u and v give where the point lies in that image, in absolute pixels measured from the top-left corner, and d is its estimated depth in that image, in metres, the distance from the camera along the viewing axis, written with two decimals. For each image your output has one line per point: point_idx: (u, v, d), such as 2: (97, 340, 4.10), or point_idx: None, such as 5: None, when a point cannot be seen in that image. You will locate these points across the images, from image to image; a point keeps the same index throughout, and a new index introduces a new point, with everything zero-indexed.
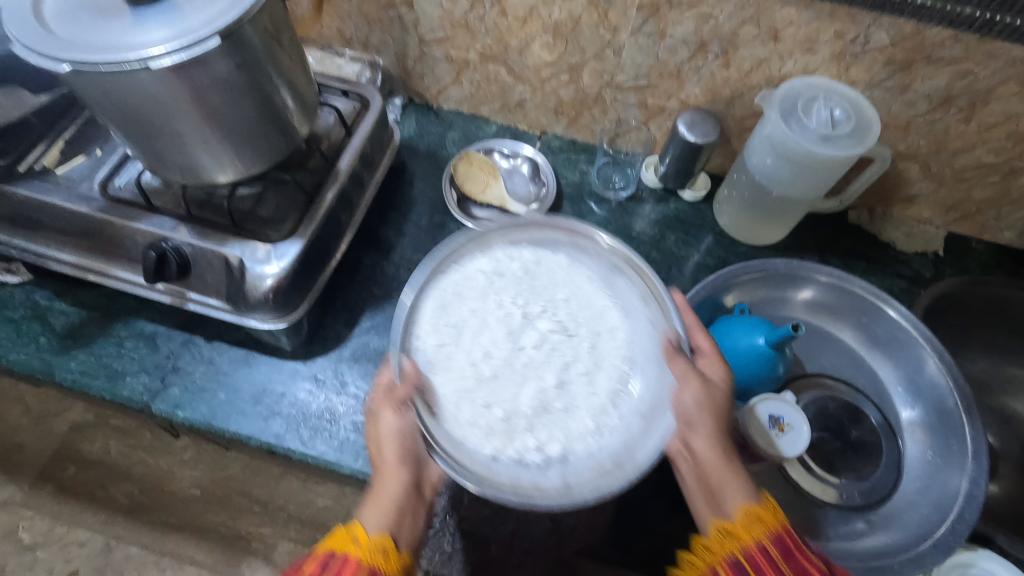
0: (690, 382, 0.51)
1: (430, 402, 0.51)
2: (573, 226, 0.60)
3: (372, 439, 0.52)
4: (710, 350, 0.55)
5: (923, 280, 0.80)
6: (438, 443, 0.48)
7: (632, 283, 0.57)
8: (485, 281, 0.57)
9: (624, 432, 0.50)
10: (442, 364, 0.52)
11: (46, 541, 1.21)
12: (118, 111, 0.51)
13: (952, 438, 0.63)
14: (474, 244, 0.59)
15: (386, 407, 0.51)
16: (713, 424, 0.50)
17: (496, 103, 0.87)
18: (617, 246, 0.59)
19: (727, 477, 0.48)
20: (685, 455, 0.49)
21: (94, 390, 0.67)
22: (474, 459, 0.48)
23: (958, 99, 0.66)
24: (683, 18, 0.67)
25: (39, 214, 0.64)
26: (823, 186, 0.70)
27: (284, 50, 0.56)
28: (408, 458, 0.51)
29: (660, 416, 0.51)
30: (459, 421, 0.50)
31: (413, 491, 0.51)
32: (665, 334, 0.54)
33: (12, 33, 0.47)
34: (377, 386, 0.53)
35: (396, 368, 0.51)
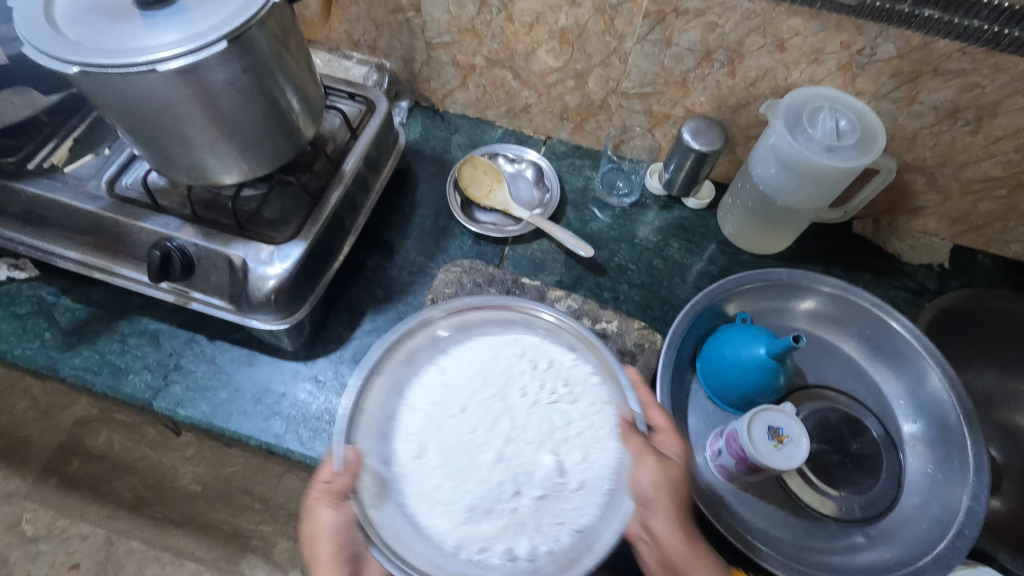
0: (647, 461, 0.52)
1: (375, 487, 0.52)
2: (509, 303, 0.62)
3: (308, 535, 0.52)
4: (668, 424, 0.56)
5: (928, 292, 0.80)
6: (378, 534, 0.50)
7: (587, 363, 0.60)
8: (447, 376, 0.59)
9: (585, 512, 0.52)
10: (410, 478, 0.53)
11: (49, 534, 1.22)
12: (125, 112, 0.51)
13: (954, 452, 0.63)
14: (407, 367, 0.59)
15: (321, 502, 0.51)
16: (670, 506, 0.51)
17: (501, 108, 0.87)
18: (572, 326, 0.61)
19: (690, 553, 0.51)
20: (646, 536, 0.52)
21: (96, 386, 0.67)
22: (422, 553, 0.50)
23: (965, 112, 0.65)
24: (689, 26, 0.67)
25: (47, 211, 0.65)
26: (828, 196, 0.69)
27: (291, 54, 0.56)
28: (346, 556, 0.52)
29: (618, 500, 0.52)
30: (416, 507, 0.52)
31: (349, 569, 0.52)
32: (623, 413, 0.56)
33: (22, 33, 0.47)
34: (316, 482, 0.52)
35: (338, 459, 0.52)
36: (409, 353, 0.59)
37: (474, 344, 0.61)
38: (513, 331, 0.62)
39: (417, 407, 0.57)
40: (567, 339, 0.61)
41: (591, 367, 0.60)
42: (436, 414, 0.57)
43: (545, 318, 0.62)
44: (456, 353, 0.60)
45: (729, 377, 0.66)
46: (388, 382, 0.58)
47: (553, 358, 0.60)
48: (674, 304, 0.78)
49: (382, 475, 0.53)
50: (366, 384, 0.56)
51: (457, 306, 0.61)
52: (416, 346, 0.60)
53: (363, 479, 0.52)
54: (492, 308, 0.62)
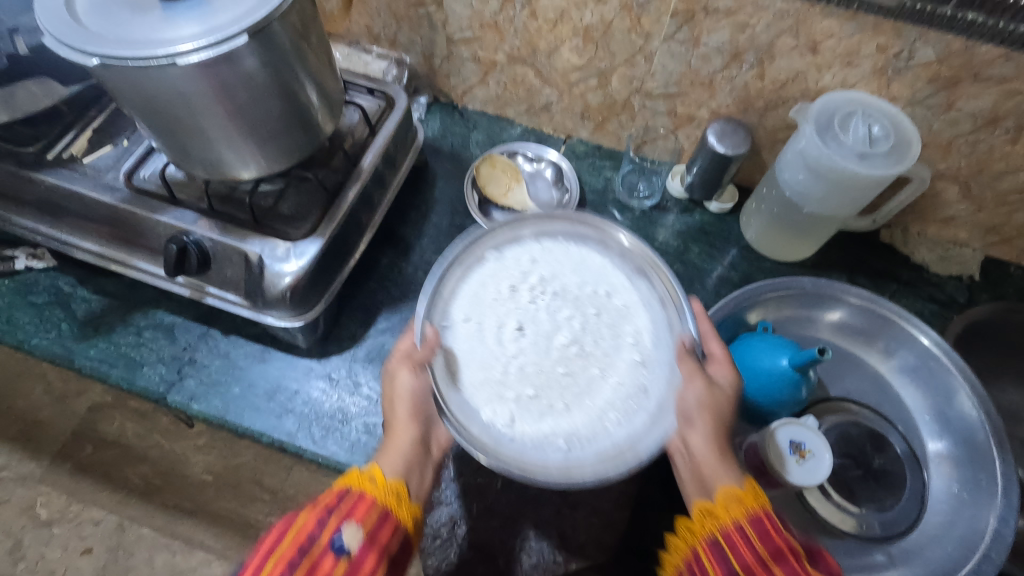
0: (696, 380, 0.51)
1: (446, 368, 0.53)
2: (583, 215, 0.61)
3: (386, 399, 0.53)
4: (722, 356, 0.55)
5: (956, 304, 0.77)
6: (446, 407, 0.50)
7: (652, 286, 0.58)
8: (525, 266, 0.58)
9: (632, 419, 0.51)
10: (471, 346, 0.54)
11: (62, 518, 1.24)
12: (144, 105, 0.51)
13: (980, 472, 0.61)
14: (506, 229, 0.60)
15: (403, 366, 0.53)
16: (712, 423, 0.50)
17: (522, 105, 0.86)
18: (640, 247, 0.59)
19: (717, 463, 0.48)
20: (684, 452, 0.50)
21: (111, 378, 0.68)
22: (483, 430, 0.50)
23: (1005, 120, 0.63)
24: (719, 26, 0.65)
25: (66, 202, 0.65)
26: (857, 204, 0.67)
27: (312, 48, 0.55)
28: (420, 415, 0.52)
29: (663, 416, 0.51)
30: (479, 393, 0.52)
31: (422, 449, 0.51)
32: (681, 338, 0.54)
33: (42, 23, 0.47)
34: (397, 349, 0.55)
35: (419, 332, 0.54)
36: (489, 248, 0.59)
37: (548, 248, 0.60)
38: (587, 245, 0.61)
39: (493, 294, 0.57)
40: (634, 263, 0.59)
41: (655, 289, 0.58)
42: (518, 288, 0.57)
43: (620, 239, 0.60)
44: (527, 243, 0.60)
45: (749, 387, 0.64)
46: (466, 271, 0.58)
47: (620, 276, 0.59)
48: None
49: (452, 353, 0.53)
50: (446, 272, 0.57)
51: (541, 217, 0.61)
52: (495, 240, 0.60)
53: (437, 358, 0.53)
54: (572, 217, 0.62)
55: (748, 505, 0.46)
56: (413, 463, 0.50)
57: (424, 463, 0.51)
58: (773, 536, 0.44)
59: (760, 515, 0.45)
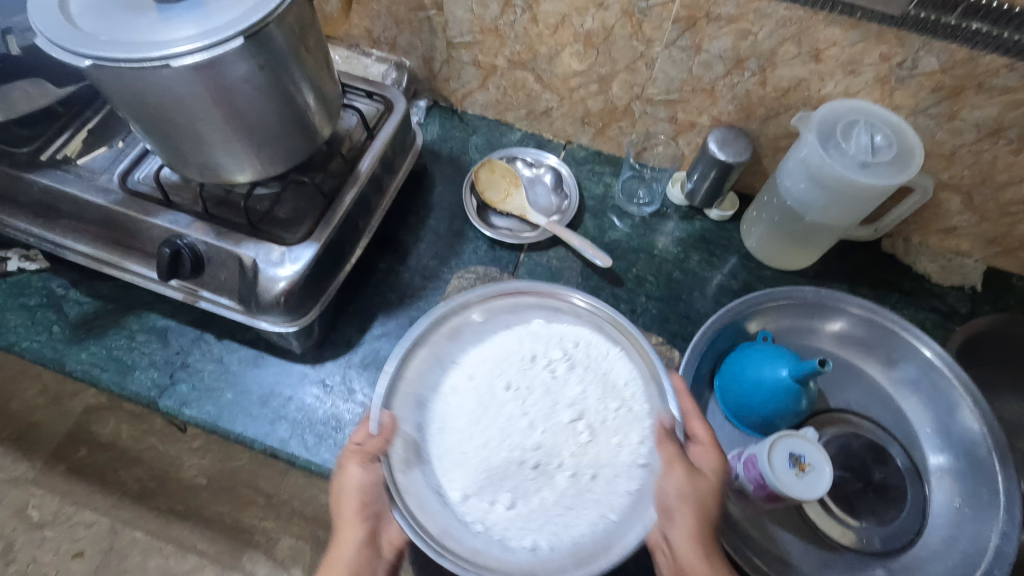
0: (677, 470, 0.51)
1: (405, 454, 0.53)
2: (553, 291, 0.63)
3: (334, 491, 0.52)
4: (710, 439, 0.53)
5: (958, 315, 0.77)
6: (404, 501, 0.51)
7: (634, 364, 0.59)
8: (495, 352, 0.60)
9: (604, 520, 0.52)
10: (454, 459, 0.55)
11: (54, 521, 1.22)
12: (139, 107, 0.50)
13: (983, 487, 0.60)
14: (482, 298, 0.61)
15: (353, 460, 0.52)
16: (693, 517, 0.49)
17: (522, 110, 0.85)
18: (596, 305, 0.62)
19: (705, 570, 0.47)
20: (664, 547, 0.50)
21: (102, 382, 0.67)
22: (446, 523, 0.52)
23: (1008, 131, 0.62)
24: (721, 33, 0.64)
25: (59, 204, 0.64)
26: (859, 214, 0.67)
27: (310, 52, 0.55)
28: (368, 513, 0.52)
29: (642, 508, 0.52)
30: (447, 485, 0.53)
31: (371, 548, 0.52)
32: (661, 421, 0.55)
33: (36, 24, 0.46)
34: (350, 441, 0.54)
35: (374, 422, 0.53)
36: (467, 342, 0.61)
37: (538, 325, 0.61)
38: (557, 318, 0.62)
39: (456, 390, 0.58)
40: (607, 331, 0.61)
41: (635, 368, 0.59)
42: (484, 376, 0.58)
43: (575, 303, 0.62)
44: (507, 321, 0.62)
45: (749, 398, 0.64)
46: (433, 356, 0.59)
47: (601, 346, 0.61)
48: (692, 318, 0.75)
49: (415, 439, 0.55)
50: (410, 354, 0.58)
51: (489, 292, 0.61)
52: (460, 323, 0.61)
53: (393, 446, 0.53)
54: (541, 296, 0.63)
55: None
56: (364, 569, 0.51)
57: (376, 564, 0.52)
58: None
59: None
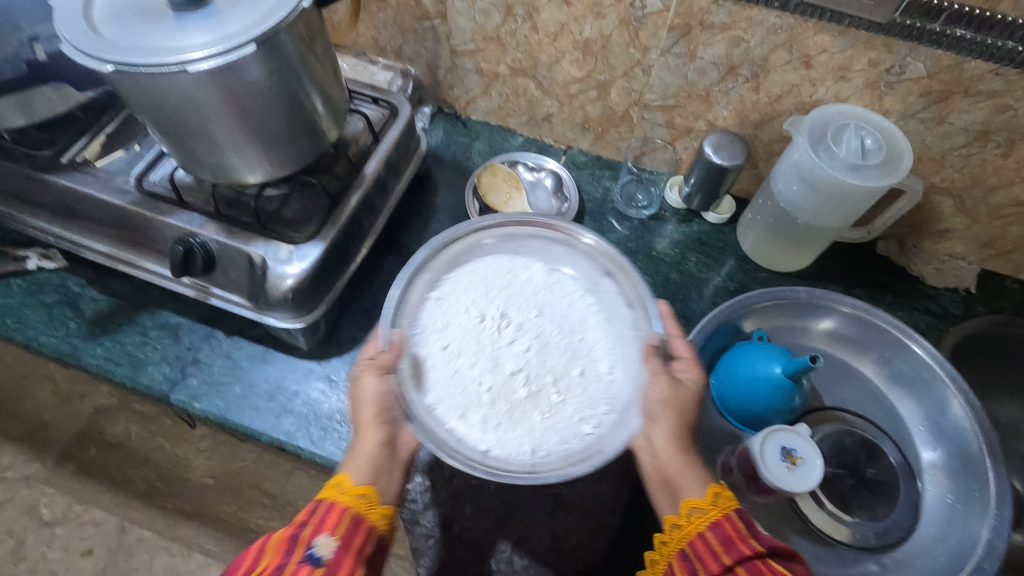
0: (660, 379, 0.53)
1: (413, 371, 0.56)
2: (551, 223, 0.64)
3: (353, 403, 0.54)
4: (690, 354, 0.55)
5: (952, 317, 0.78)
6: (417, 416, 0.53)
7: (621, 287, 0.61)
8: (482, 276, 0.62)
9: (597, 421, 0.54)
10: (442, 361, 0.57)
11: (65, 519, 1.25)
12: (155, 110, 0.53)
13: (974, 483, 0.61)
14: (472, 238, 0.64)
15: (367, 371, 0.54)
16: (672, 420, 0.51)
17: (523, 116, 0.88)
18: (603, 249, 0.63)
19: (688, 471, 0.49)
20: (647, 449, 0.51)
21: (116, 376, 0.69)
22: (449, 436, 0.53)
23: (997, 134, 0.64)
24: (714, 40, 0.66)
25: (77, 204, 0.67)
26: (851, 215, 0.68)
27: (318, 58, 0.57)
28: (387, 419, 0.52)
29: (629, 417, 0.54)
30: (443, 407, 0.54)
31: (388, 450, 0.51)
32: (648, 336, 0.56)
33: (61, 32, 0.49)
34: (362, 356, 0.55)
35: (384, 338, 0.56)
36: (472, 261, 0.63)
37: (519, 261, 0.64)
38: (552, 248, 0.64)
39: (455, 308, 0.60)
40: (602, 263, 0.63)
41: (624, 293, 0.61)
42: (485, 302, 0.60)
43: (586, 243, 0.64)
44: (510, 252, 0.65)
45: (743, 396, 0.65)
46: (433, 279, 0.61)
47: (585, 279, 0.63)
48: (689, 318, 0.77)
49: (419, 361, 0.56)
50: (412, 280, 0.60)
51: (506, 220, 0.64)
52: (460, 249, 0.63)
53: (405, 362, 0.56)
54: (542, 226, 0.65)
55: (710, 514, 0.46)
56: (382, 467, 0.50)
57: (395, 462, 0.52)
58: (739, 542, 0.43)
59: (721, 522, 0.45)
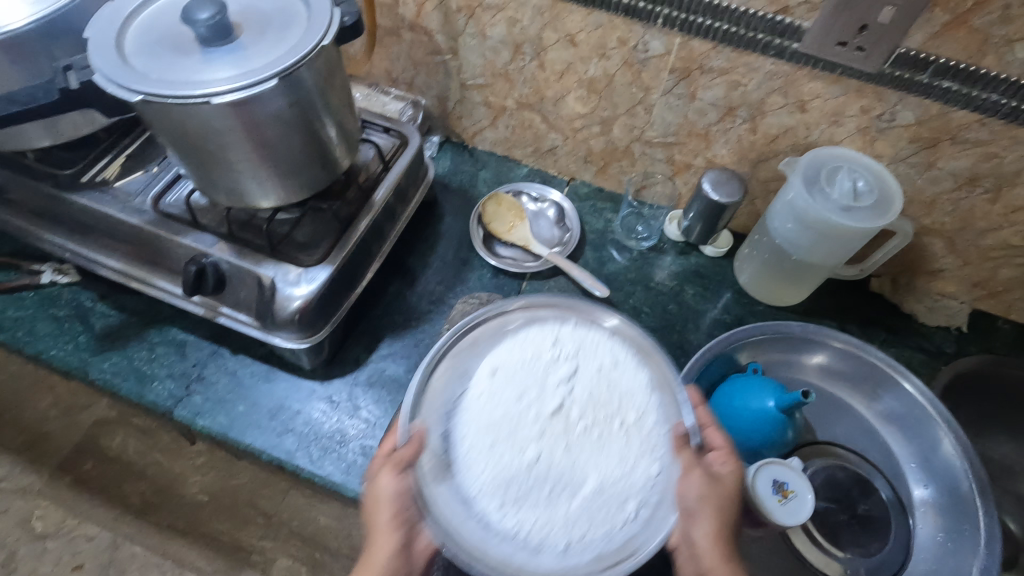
0: (694, 474, 0.51)
1: (435, 466, 0.52)
2: (572, 303, 0.61)
3: (370, 499, 0.54)
4: (724, 446, 0.56)
5: (944, 355, 0.79)
6: (434, 513, 0.50)
7: (649, 369, 0.57)
8: (515, 357, 0.56)
9: (632, 516, 0.50)
10: (476, 418, 0.53)
11: (57, 532, 1.24)
12: (179, 137, 0.55)
13: (964, 522, 0.61)
14: (491, 323, 0.60)
15: (386, 468, 0.53)
16: (713, 517, 0.51)
17: (529, 148, 0.90)
18: (630, 332, 0.59)
19: (723, 573, 0.50)
20: (686, 543, 0.52)
21: (122, 391, 0.71)
22: (477, 535, 0.49)
23: (984, 180, 0.66)
24: (713, 83, 0.69)
25: (95, 222, 0.70)
26: (844, 254, 0.70)
27: (335, 91, 0.60)
28: (403, 523, 0.53)
29: (664, 512, 0.50)
30: (476, 491, 0.50)
31: (404, 554, 0.54)
32: (676, 426, 0.53)
33: (94, 62, 0.52)
34: (379, 453, 0.55)
35: (403, 431, 0.53)
36: (491, 337, 0.59)
37: (548, 334, 0.58)
38: (569, 326, 0.59)
39: (482, 381, 0.55)
40: (626, 346, 0.58)
41: (650, 375, 0.56)
42: (518, 371, 0.55)
43: (610, 325, 0.60)
44: (538, 326, 0.59)
45: (739, 429, 0.66)
46: (457, 365, 0.57)
47: (617, 356, 0.57)
48: (686, 349, 0.79)
49: (443, 452, 0.52)
50: (434, 365, 0.57)
51: (532, 300, 0.60)
52: (483, 332, 0.59)
53: (422, 457, 0.52)
54: (560, 302, 0.61)
55: None
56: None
57: (406, 567, 0.54)
58: None
59: None
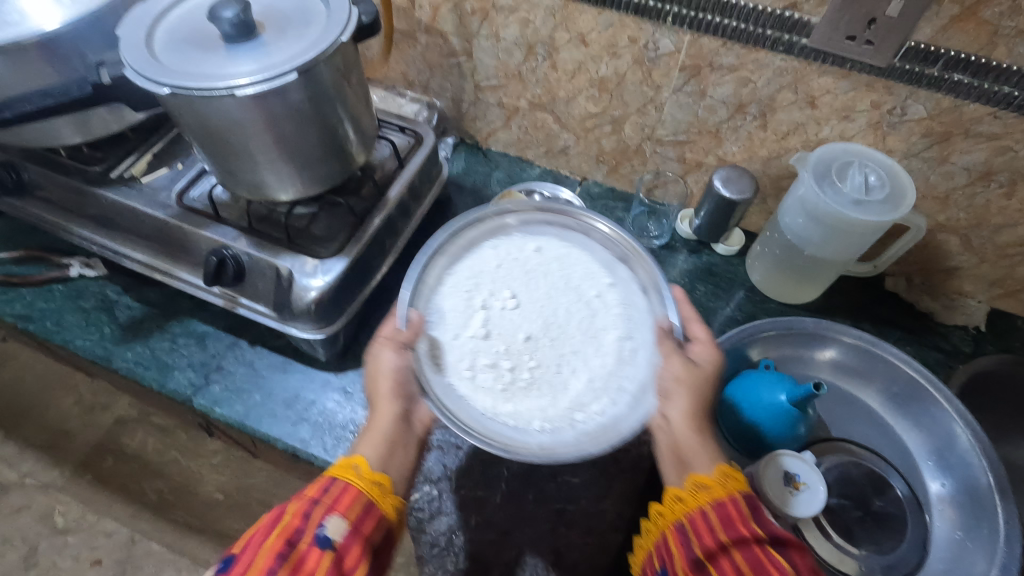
0: (674, 358, 0.55)
1: (429, 354, 0.56)
2: (568, 214, 0.67)
3: (370, 373, 0.56)
4: (705, 336, 0.58)
5: (962, 354, 0.78)
6: (431, 390, 0.54)
7: (636, 272, 0.63)
8: (506, 251, 0.64)
9: (613, 402, 0.54)
10: (461, 321, 0.59)
11: (78, 528, 1.27)
12: (201, 129, 0.57)
13: (982, 518, 0.60)
14: (481, 230, 0.65)
15: (387, 347, 0.55)
16: (688, 398, 0.53)
17: (541, 148, 0.92)
18: (619, 236, 0.65)
19: (699, 445, 0.52)
20: (665, 428, 0.53)
21: (144, 380, 0.73)
22: (468, 410, 0.53)
23: (998, 174, 0.66)
24: (723, 80, 0.70)
25: (122, 216, 0.72)
26: (856, 249, 0.70)
27: (352, 87, 0.62)
28: (402, 393, 0.54)
29: (644, 396, 0.54)
30: (460, 378, 0.55)
31: (404, 424, 0.54)
32: (659, 320, 0.59)
33: (125, 58, 0.54)
34: (379, 333, 0.57)
35: (403, 317, 0.57)
36: (490, 230, 0.65)
37: (543, 244, 0.65)
38: (568, 235, 0.66)
39: (458, 286, 0.61)
40: (614, 251, 0.65)
41: (637, 278, 0.63)
42: (499, 274, 0.62)
43: (599, 229, 0.66)
44: (527, 239, 0.65)
45: (750, 423, 0.66)
46: (451, 262, 0.63)
47: (594, 263, 0.64)
48: None
49: (437, 340, 0.57)
50: (428, 265, 0.61)
51: (525, 209, 0.67)
52: (483, 229, 0.65)
53: (421, 343, 0.56)
54: (551, 212, 0.67)
55: (716, 493, 0.49)
56: (394, 442, 0.53)
57: (409, 437, 0.54)
58: (736, 524, 0.47)
59: (726, 501, 0.48)
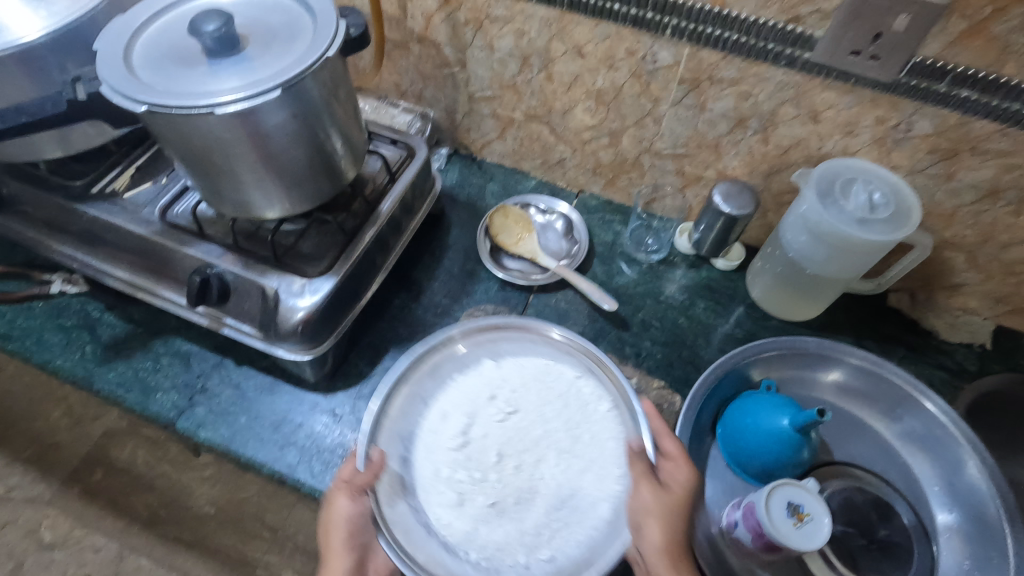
0: (644, 487, 0.57)
1: (393, 486, 0.60)
2: (528, 325, 0.70)
3: (323, 528, 0.58)
4: (679, 454, 0.58)
5: (967, 373, 0.76)
6: (389, 528, 0.57)
7: (604, 384, 0.66)
8: (468, 388, 0.67)
9: (582, 537, 0.58)
10: (431, 483, 0.61)
11: (64, 544, 1.23)
12: (183, 147, 0.55)
13: (991, 548, 0.59)
14: (428, 366, 0.67)
15: (342, 493, 0.58)
16: (659, 525, 0.54)
17: (537, 160, 0.90)
18: (578, 344, 0.68)
19: (672, 574, 0.52)
20: (639, 559, 0.56)
21: (126, 402, 0.70)
22: (433, 553, 0.57)
23: (1006, 192, 0.64)
24: (723, 94, 0.68)
25: (104, 232, 0.70)
26: (861, 267, 0.68)
27: (341, 102, 0.60)
28: (355, 542, 0.57)
29: (619, 529, 0.58)
30: (435, 520, 0.59)
31: (357, 572, 0.58)
32: (632, 442, 0.61)
33: (102, 73, 0.52)
34: (337, 477, 0.59)
35: (363, 458, 0.60)
36: (441, 362, 0.68)
37: (512, 368, 0.68)
38: (535, 348, 0.70)
39: (434, 431, 0.64)
40: (583, 360, 0.68)
41: (609, 394, 0.66)
42: (493, 399, 0.66)
43: (557, 337, 0.70)
44: (495, 361, 0.69)
45: (754, 449, 0.63)
46: (413, 398, 0.66)
47: (565, 376, 0.68)
48: (697, 364, 0.77)
49: (400, 474, 0.61)
50: (390, 397, 0.65)
51: (470, 327, 0.69)
52: (441, 358, 0.68)
53: (382, 480, 0.59)
54: (518, 324, 0.70)
55: None
56: None
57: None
58: None
59: None
